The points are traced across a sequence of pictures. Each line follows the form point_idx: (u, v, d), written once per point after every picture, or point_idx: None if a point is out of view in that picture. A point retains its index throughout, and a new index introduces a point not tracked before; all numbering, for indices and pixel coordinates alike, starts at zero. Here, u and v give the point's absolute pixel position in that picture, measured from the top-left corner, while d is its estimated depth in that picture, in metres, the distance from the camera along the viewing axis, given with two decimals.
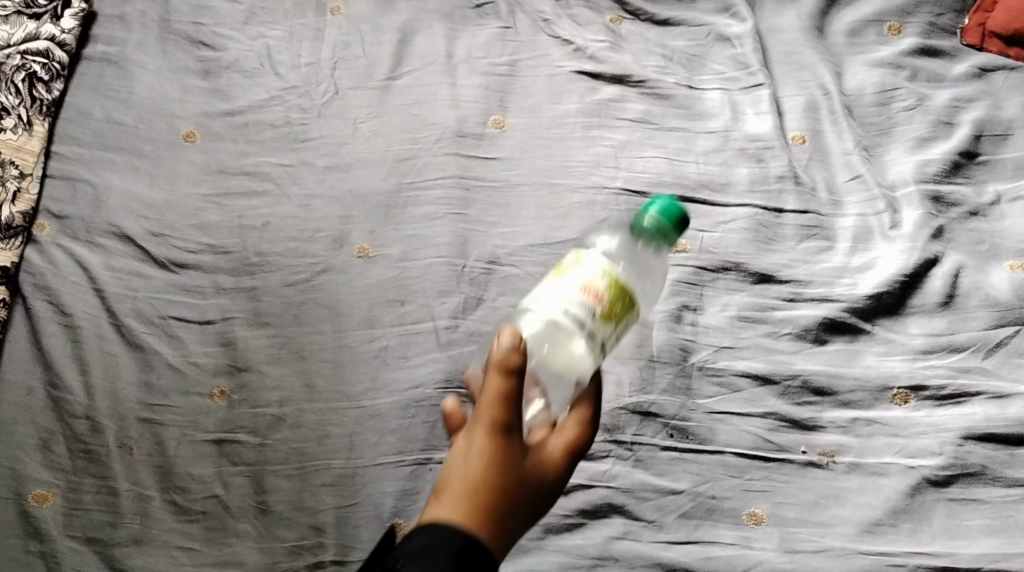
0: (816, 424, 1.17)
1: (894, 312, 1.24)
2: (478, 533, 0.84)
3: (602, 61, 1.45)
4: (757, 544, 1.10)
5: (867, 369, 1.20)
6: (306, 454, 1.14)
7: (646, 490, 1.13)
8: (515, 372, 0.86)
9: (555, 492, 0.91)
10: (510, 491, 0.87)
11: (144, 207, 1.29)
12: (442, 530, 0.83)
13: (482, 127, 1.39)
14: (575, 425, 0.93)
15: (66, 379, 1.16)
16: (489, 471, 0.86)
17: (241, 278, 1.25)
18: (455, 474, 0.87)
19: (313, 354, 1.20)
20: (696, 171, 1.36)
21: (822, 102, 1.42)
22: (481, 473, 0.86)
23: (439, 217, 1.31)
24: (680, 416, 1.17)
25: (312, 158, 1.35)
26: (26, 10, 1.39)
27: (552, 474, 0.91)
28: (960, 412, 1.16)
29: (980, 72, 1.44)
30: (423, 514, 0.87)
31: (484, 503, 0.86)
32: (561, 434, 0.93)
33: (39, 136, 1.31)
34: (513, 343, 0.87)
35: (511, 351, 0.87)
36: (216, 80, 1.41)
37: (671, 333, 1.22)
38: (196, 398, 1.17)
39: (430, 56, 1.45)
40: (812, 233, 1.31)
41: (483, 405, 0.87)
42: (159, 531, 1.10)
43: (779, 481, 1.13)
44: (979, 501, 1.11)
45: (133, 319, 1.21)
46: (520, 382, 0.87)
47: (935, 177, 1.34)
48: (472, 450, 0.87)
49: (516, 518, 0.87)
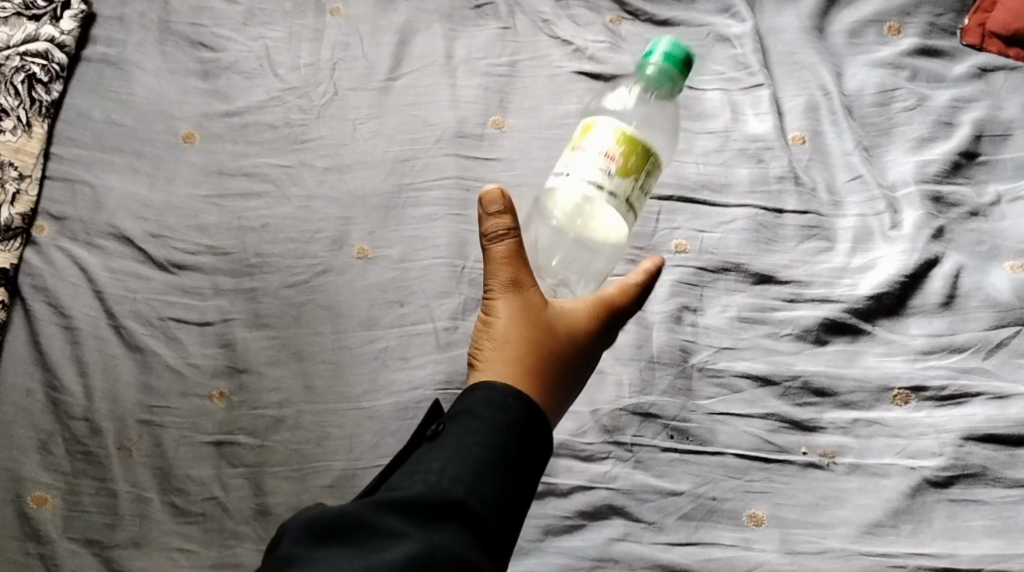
0: (816, 425, 1.16)
1: (894, 313, 1.24)
2: (521, 386, 0.90)
3: (601, 61, 1.45)
4: (757, 546, 1.09)
5: (868, 370, 1.20)
6: (306, 456, 1.14)
7: (646, 491, 1.12)
8: (508, 230, 0.95)
9: (595, 337, 0.97)
10: (546, 335, 0.93)
11: (143, 209, 1.29)
12: (485, 388, 0.89)
13: (482, 128, 1.38)
14: (614, 287, 1.00)
15: (65, 380, 1.16)
16: (515, 327, 0.93)
17: (240, 279, 1.25)
18: (489, 335, 0.93)
19: (312, 355, 1.20)
20: (696, 172, 1.36)
21: (822, 102, 1.42)
22: (512, 327, 0.93)
23: (438, 218, 1.30)
24: (680, 417, 1.17)
25: (312, 159, 1.35)
26: (26, 12, 1.38)
27: (585, 323, 0.96)
28: (960, 413, 1.16)
29: (980, 72, 1.44)
30: (470, 378, 0.93)
31: (523, 350, 0.92)
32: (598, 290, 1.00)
33: (38, 137, 1.31)
34: (501, 206, 0.95)
35: (500, 213, 0.95)
36: (215, 81, 1.40)
37: (671, 334, 1.22)
38: (195, 399, 1.17)
39: (430, 56, 1.44)
40: (813, 234, 1.31)
41: (491, 268, 0.95)
42: (158, 534, 1.10)
43: (779, 482, 1.13)
44: (980, 502, 1.11)
45: (132, 321, 1.21)
46: (516, 239, 0.95)
47: (935, 178, 1.34)
48: (493, 313, 0.94)
49: (556, 368, 0.93)
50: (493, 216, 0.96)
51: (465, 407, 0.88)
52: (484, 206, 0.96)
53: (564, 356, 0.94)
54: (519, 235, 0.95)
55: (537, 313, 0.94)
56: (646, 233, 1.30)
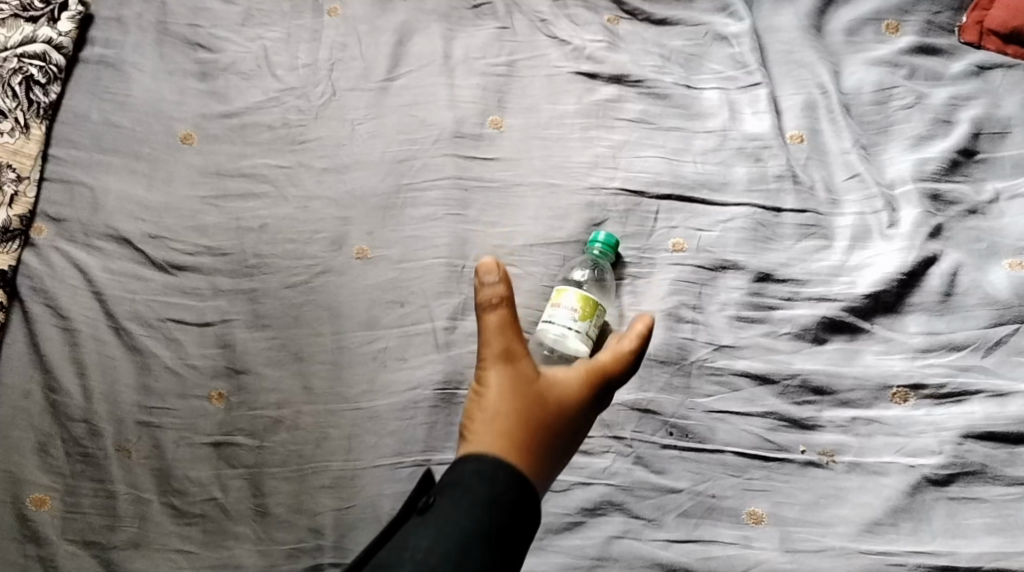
0: (815, 423, 1.16)
1: (893, 310, 1.24)
2: (508, 457, 0.98)
3: (599, 61, 1.45)
4: (757, 544, 1.09)
5: (867, 368, 1.20)
6: (305, 457, 1.14)
7: (646, 488, 1.13)
8: (499, 300, 1.05)
9: (582, 409, 1.05)
10: (538, 403, 1.02)
11: (142, 209, 1.29)
12: (478, 459, 0.98)
13: (480, 128, 1.38)
14: (601, 361, 1.09)
15: (64, 382, 1.16)
16: (507, 401, 1.01)
17: (239, 279, 1.25)
18: (481, 406, 1.02)
19: (311, 356, 1.20)
20: (694, 171, 1.36)
21: (820, 100, 1.42)
22: (504, 398, 1.02)
23: (437, 218, 1.30)
24: (680, 415, 1.17)
25: (310, 159, 1.35)
26: (23, 13, 1.38)
27: (576, 391, 1.05)
28: (959, 410, 1.16)
29: (978, 70, 1.44)
30: (463, 449, 1.01)
31: (514, 421, 1.00)
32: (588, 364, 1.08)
33: (36, 139, 1.31)
34: (494, 279, 1.06)
35: (494, 286, 1.06)
36: (213, 82, 1.40)
37: (669, 333, 1.22)
38: (194, 400, 1.17)
39: (428, 56, 1.44)
40: (811, 232, 1.31)
41: (484, 338, 1.04)
42: (157, 535, 1.10)
43: (779, 479, 1.13)
44: (980, 499, 1.11)
45: (132, 321, 1.21)
46: (508, 308, 1.05)
47: (933, 175, 1.34)
48: (485, 381, 1.03)
49: (545, 441, 1.01)
50: (488, 288, 1.06)
51: (459, 478, 0.97)
52: (480, 277, 1.06)
53: (556, 423, 1.02)
54: (510, 305, 1.05)
55: (528, 381, 1.03)
56: (643, 233, 1.31)
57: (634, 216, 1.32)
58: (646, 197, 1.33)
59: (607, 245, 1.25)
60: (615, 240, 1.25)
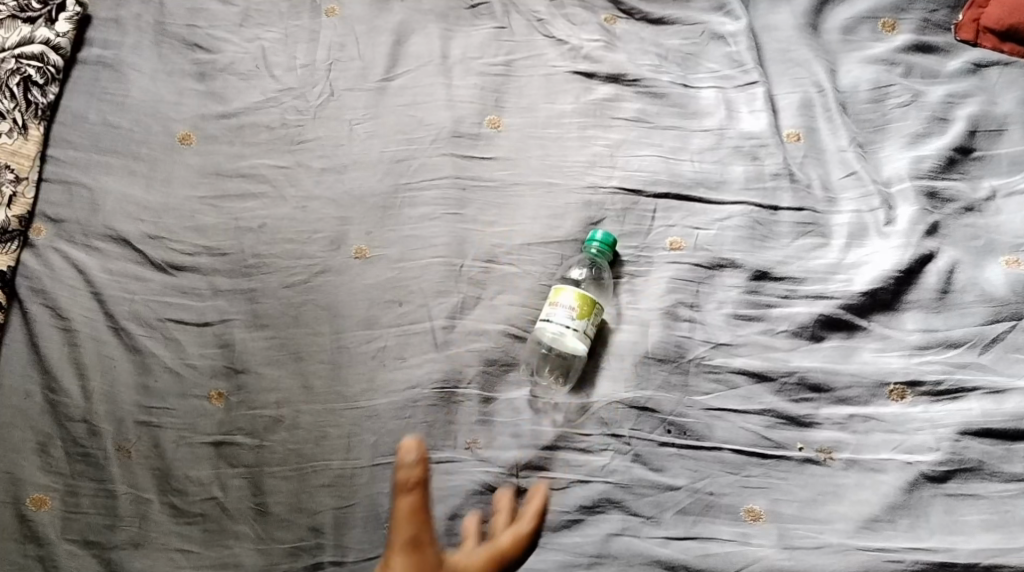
0: (813, 420, 1.17)
1: (890, 307, 1.24)
2: None
3: (596, 60, 1.46)
4: (755, 541, 1.10)
5: (864, 366, 1.20)
6: (304, 456, 1.15)
7: (644, 485, 1.13)
8: (415, 482, 1.10)
9: None
10: None
11: (140, 210, 1.29)
12: None
13: (478, 127, 1.39)
14: (508, 538, 1.09)
15: (64, 383, 1.17)
16: None
17: (238, 279, 1.25)
18: None
19: (310, 355, 1.20)
20: (691, 170, 1.36)
21: (817, 98, 1.42)
22: None
23: (435, 218, 1.31)
24: (678, 412, 1.17)
25: (308, 160, 1.35)
26: (21, 14, 1.38)
27: None
28: (956, 407, 1.16)
29: (975, 68, 1.45)
30: None
31: None
32: (493, 544, 1.09)
33: (34, 140, 1.31)
34: (414, 457, 1.11)
35: (411, 465, 1.11)
36: (211, 82, 1.41)
37: (667, 331, 1.22)
38: (194, 400, 1.17)
39: (425, 56, 1.45)
40: (808, 230, 1.31)
41: (395, 526, 1.07)
42: (157, 534, 1.10)
43: (776, 477, 1.14)
44: (977, 496, 1.12)
45: (131, 322, 1.21)
46: (422, 491, 1.10)
47: (930, 173, 1.34)
48: (391, 568, 1.06)
49: None
50: (407, 467, 1.11)
51: None
52: (400, 455, 1.12)
53: None
54: (425, 487, 1.10)
55: (431, 569, 1.06)
56: (641, 232, 1.31)
57: (631, 215, 1.32)
58: (644, 196, 1.34)
59: (604, 244, 1.26)
60: (613, 238, 1.26)
